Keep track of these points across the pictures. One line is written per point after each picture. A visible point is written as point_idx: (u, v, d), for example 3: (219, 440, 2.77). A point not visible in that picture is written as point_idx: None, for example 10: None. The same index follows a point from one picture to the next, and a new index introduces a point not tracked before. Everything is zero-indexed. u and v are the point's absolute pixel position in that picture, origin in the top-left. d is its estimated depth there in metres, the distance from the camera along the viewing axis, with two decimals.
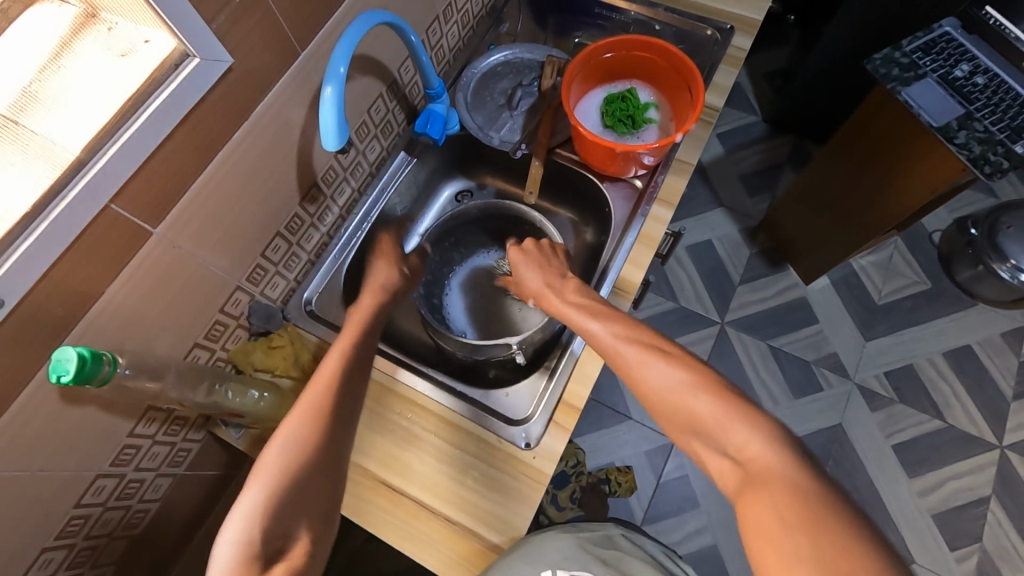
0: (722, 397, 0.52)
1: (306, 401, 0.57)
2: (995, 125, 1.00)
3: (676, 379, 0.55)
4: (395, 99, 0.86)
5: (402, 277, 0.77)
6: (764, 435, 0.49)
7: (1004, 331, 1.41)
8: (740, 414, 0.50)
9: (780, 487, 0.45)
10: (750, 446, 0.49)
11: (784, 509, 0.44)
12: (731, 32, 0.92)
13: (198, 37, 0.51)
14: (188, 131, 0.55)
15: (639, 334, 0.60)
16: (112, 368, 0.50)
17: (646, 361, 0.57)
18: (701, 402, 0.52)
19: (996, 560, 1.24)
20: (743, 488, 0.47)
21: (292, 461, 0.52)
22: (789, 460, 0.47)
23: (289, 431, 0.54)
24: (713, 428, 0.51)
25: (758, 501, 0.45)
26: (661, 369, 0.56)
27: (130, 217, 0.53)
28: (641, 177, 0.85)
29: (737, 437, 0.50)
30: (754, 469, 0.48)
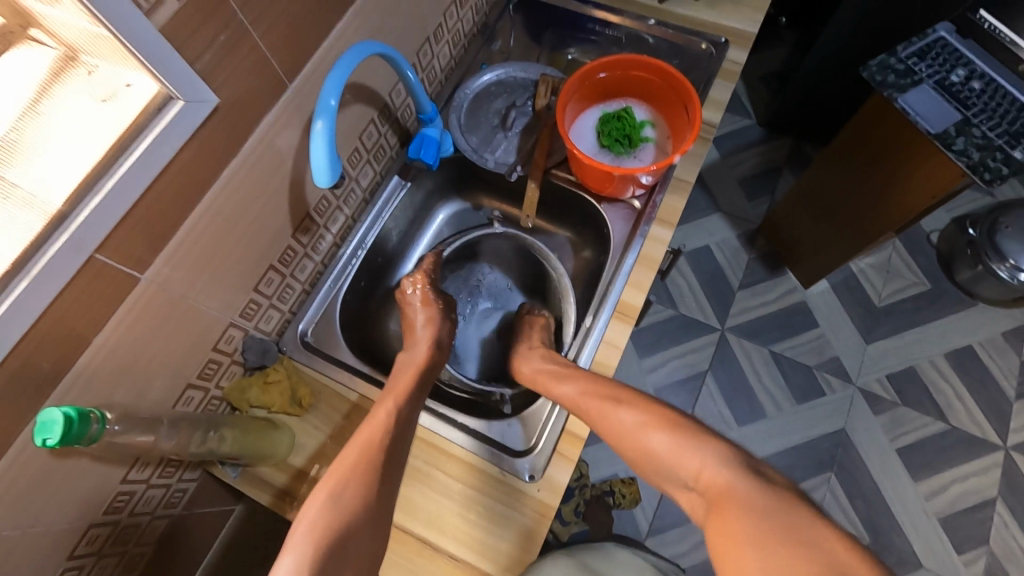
0: (677, 431, 0.57)
1: (343, 461, 0.57)
2: (994, 131, 0.98)
3: (636, 423, 0.60)
4: (387, 123, 0.84)
5: (452, 328, 0.78)
6: (718, 458, 0.52)
7: (1005, 330, 1.41)
8: (691, 442, 0.55)
9: (735, 503, 0.47)
10: (707, 470, 0.52)
11: (749, 522, 0.45)
12: (726, 45, 0.91)
13: (182, 79, 0.49)
14: (173, 175, 0.53)
15: (606, 388, 0.66)
16: (101, 426, 0.48)
17: (616, 411, 0.63)
18: (663, 437, 0.57)
19: (1004, 563, 1.23)
20: (709, 515, 0.49)
21: (337, 516, 0.52)
22: (740, 474, 0.50)
23: (332, 485, 0.55)
24: (674, 460, 0.55)
25: (721, 524, 0.47)
26: (626, 414, 0.62)
27: (117, 265, 0.51)
28: (639, 197, 0.84)
29: (695, 463, 0.53)
30: (714, 493, 0.50)
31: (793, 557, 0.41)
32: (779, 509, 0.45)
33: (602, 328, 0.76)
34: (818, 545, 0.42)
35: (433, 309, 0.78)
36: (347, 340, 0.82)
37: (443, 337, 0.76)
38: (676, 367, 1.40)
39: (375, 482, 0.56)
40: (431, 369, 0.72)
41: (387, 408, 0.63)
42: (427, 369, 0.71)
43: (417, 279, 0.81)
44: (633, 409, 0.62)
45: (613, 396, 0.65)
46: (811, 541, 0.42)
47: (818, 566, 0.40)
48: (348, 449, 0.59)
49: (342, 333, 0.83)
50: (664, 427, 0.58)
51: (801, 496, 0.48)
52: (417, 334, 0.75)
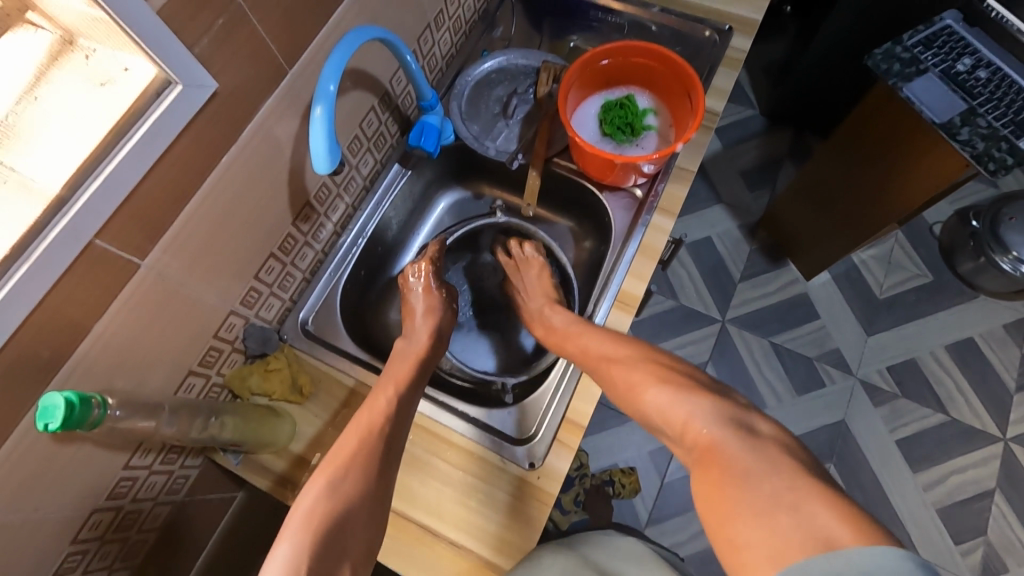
0: (673, 387, 0.58)
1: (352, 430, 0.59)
2: (998, 120, 0.98)
3: (634, 380, 0.62)
4: (387, 110, 0.84)
5: (453, 318, 0.78)
6: (707, 414, 0.54)
7: (1006, 323, 1.40)
8: (687, 399, 0.56)
9: (722, 460, 0.49)
10: (695, 423, 0.54)
11: (737, 484, 0.47)
12: (729, 33, 0.90)
13: (180, 64, 0.49)
14: (172, 161, 0.53)
15: (607, 346, 0.67)
16: (102, 411, 0.49)
17: (614, 366, 0.65)
18: (656, 393, 0.59)
19: (1001, 553, 1.24)
20: (696, 467, 0.51)
21: (335, 503, 0.52)
22: (731, 432, 0.51)
23: (330, 472, 0.55)
24: (665, 414, 0.57)
25: (708, 477, 0.49)
26: (625, 370, 0.63)
27: (116, 251, 0.51)
28: (641, 186, 0.83)
29: (684, 416, 0.55)
30: (704, 448, 0.51)
31: (778, 521, 0.43)
32: (766, 471, 0.46)
33: (603, 318, 0.76)
34: (802, 508, 0.43)
35: (433, 296, 0.78)
36: (348, 329, 0.82)
37: (444, 326, 0.76)
38: None
39: (372, 472, 0.56)
40: (429, 360, 0.71)
41: (389, 394, 0.63)
42: (426, 360, 0.70)
43: (421, 265, 0.80)
44: (629, 365, 0.64)
45: (613, 352, 0.66)
46: (798, 507, 0.43)
47: (801, 532, 0.41)
48: (347, 436, 0.59)
49: (342, 322, 0.83)
50: (657, 384, 0.60)
51: (798, 464, 0.48)
52: (416, 320, 0.75)
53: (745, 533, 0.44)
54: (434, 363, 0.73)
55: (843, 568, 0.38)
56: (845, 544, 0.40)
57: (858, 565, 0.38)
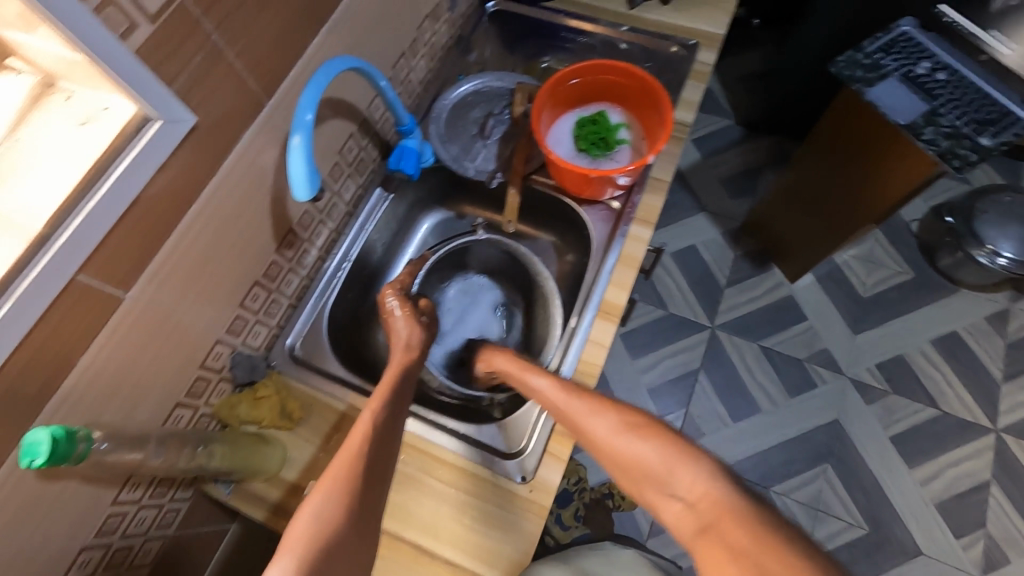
0: (664, 439, 0.54)
1: (327, 475, 0.55)
2: (960, 119, 1.01)
3: (619, 426, 0.57)
4: (367, 136, 0.86)
5: (422, 326, 0.78)
6: (709, 471, 0.49)
7: (989, 314, 1.43)
8: (682, 453, 0.52)
9: (732, 524, 0.44)
10: (698, 482, 0.49)
11: (745, 541, 0.43)
12: (695, 47, 0.93)
13: (159, 101, 0.51)
14: (154, 194, 0.54)
15: (589, 394, 0.63)
16: (88, 445, 0.49)
17: (595, 411, 0.60)
18: (652, 446, 0.53)
19: (1002, 545, 1.24)
20: (702, 531, 0.46)
21: (323, 528, 0.50)
22: (736, 490, 0.47)
23: (315, 498, 0.53)
24: (661, 470, 0.51)
25: (717, 544, 0.44)
26: (609, 415, 0.59)
27: (99, 284, 0.52)
28: (618, 198, 0.85)
29: (684, 476, 0.50)
30: (707, 508, 0.47)
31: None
32: (776, 529, 0.43)
33: (587, 328, 0.77)
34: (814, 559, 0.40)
35: (411, 310, 0.78)
36: (336, 352, 0.83)
37: (412, 338, 0.75)
38: (669, 366, 1.41)
39: (354, 492, 0.54)
40: (408, 373, 0.71)
41: (369, 414, 0.62)
42: (404, 375, 0.69)
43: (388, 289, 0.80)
44: (617, 413, 0.59)
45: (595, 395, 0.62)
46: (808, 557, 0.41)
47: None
48: (332, 460, 0.57)
49: (330, 346, 0.83)
50: (653, 435, 0.55)
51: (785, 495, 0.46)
52: (399, 337, 0.75)
53: None
54: (416, 376, 0.73)
55: None
56: None
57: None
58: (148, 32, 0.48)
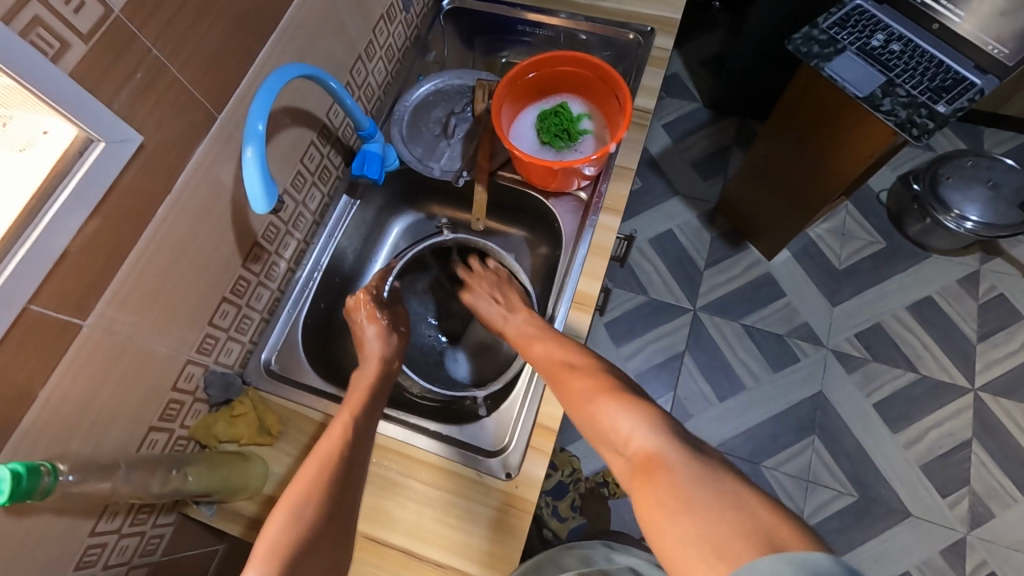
0: (619, 396, 0.59)
1: (303, 475, 0.57)
2: (916, 88, 1.02)
3: (582, 381, 0.63)
4: (328, 143, 0.85)
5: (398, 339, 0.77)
6: (651, 426, 0.54)
7: (960, 277, 1.46)
8: (632, 408, 0.57)
9: (665, 473, 0.48)
10: (639, 438, 0.53)
11: (675, 487, 0.47)
12: (652, 33, 0.94)
13: (100, 121, 0.50)
14: (105, 217, 0.53)
15: (564, 353, 0.68)
16: (53, 478, 0.48)
17: (564, 366, 0.66)
18: (611, 408, 0.58)
19: (986, 500, 1.27)
20: (637, 474, 0.51)
21: (298, 532, 0.52)
22: (672, 445, 0.51)
23: (291, 503, 0.55)
24: (614, 429, 0.56)
25: (649, 488, 0.48)
26: (576, 371, 0.65)
27: (54, 313, 0.51)
28: (585, 189, 0.86)
29: (628, 432, 0.54)
30: (642, 458, 0.52)
31: (720, 521, 0.43)
32: (706, 477, 0.47)
33: (562, 320, 0.78)
34: (743, 508, 0.43)
35: (381, 321, 0.77)
36: (312, 364, 0.82)
37: (382, 348, 0.74)
38: (654, 351, 1.42)
39: (328, 496, 0.56)
40: (386, 381, 0.71)
41: (346, 419, 0.63)
42: (381, 378, 0.71)
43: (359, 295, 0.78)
44: (588, 377, 0.63)
45: (567, 353, 0.68)
46: (740, 505, 0.43)
47: (741, 525, 0.42)
48: (310, 459, 0.58)
49: (306, 358, 0.82)
50: (614, 398, 0.59)
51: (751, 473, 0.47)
52: (373, 348, 0.75)
53: (681, 528, 0.44)
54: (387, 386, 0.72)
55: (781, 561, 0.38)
56: (788, 546, 0.39)
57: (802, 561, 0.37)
58: (82, 52, 0.47)
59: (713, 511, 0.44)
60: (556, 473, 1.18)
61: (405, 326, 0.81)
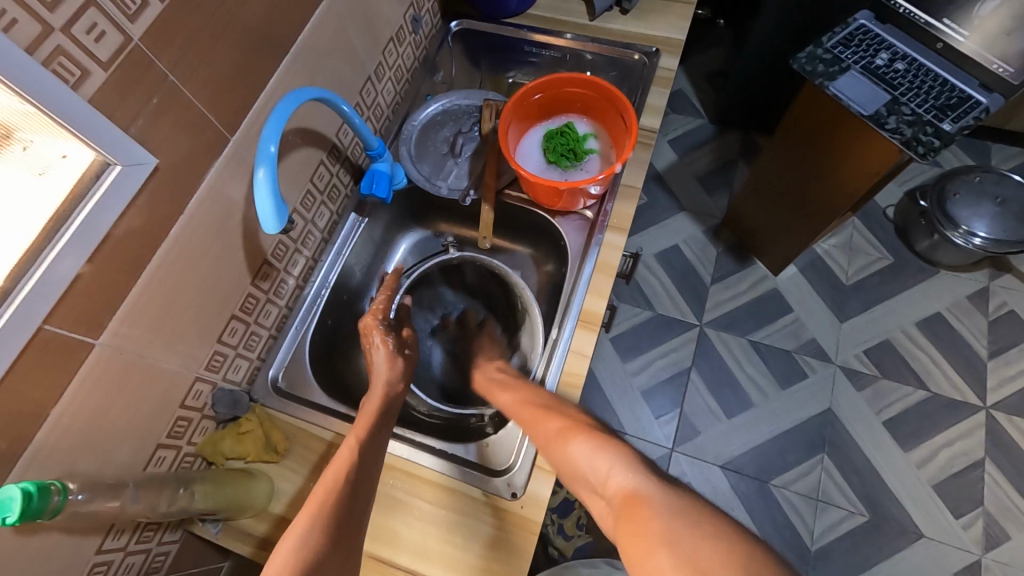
0: (594, 439, 0.58)
1: (313, 498, 0.57)
2: (921, 106, 1.02)
3: (557, 429, 0.62)
4: (338, 162, 0.86)
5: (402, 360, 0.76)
6: (626, 464, 0.53)
7: (970, 293, 1.45)
8: (608, 450, 0.56)
9: (641, 510, 0.47)
10: (615, 476, 0.52)
11: (654, 520, 0.46)
12: (657, 54, 0.95)
13: (117, 146, 0.51)
14: (119, 238, 0.54)
15: (538, 402, 0.68)
16: (62, 497, 0.49)
17: (538, 416, 0.66)
18: (585, 448, 0.57)
19: (1001, 522, 1.25)
20: (618, 516, 0.49)
21: (306, 557, 0.51)
22: (649, 481, 0.50)
23: (300, 528, 0.54)
24: (588, 470, 0.56)
25: (630, 529, 0.47)
26: (549, 421, 0.64)
27: (68, 332, 0.51)
28: (591, 207, 0.86)
29: (604, 471, 0.54)
30: (620, 497, 0.50)
31: (699, 550, 0.42)
32: (681, 509, 0.46)
33: (568, 338, 0.78)
34: (719, 535, 0.43)
35: (391, 344, 0.77)
36: (319, 380, 0.82)
37: (388, 371, 0.74)
38: (661, 367, 1.42)
39: (336, 516, 0.55)
40: (392, 404, 0.71)
41: (352, 442, 0.63)
42: (388, 403, 0.70)
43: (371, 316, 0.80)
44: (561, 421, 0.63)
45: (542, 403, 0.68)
46: (718, 533, 0.43)
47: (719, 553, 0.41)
48: (315, 486, 0.58)
49: (313, 374, 0.83)
50: (586, 438, 0.59)
51: None
52: (380, 373, 0.73)
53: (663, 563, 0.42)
54: (397, 406, 0.72)
55: None
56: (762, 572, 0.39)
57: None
58: (101, 79, 0.49)
59: (692, 542, 0.43)
60: (563, 489, 1.14)
61: (412, 348, 0.81)
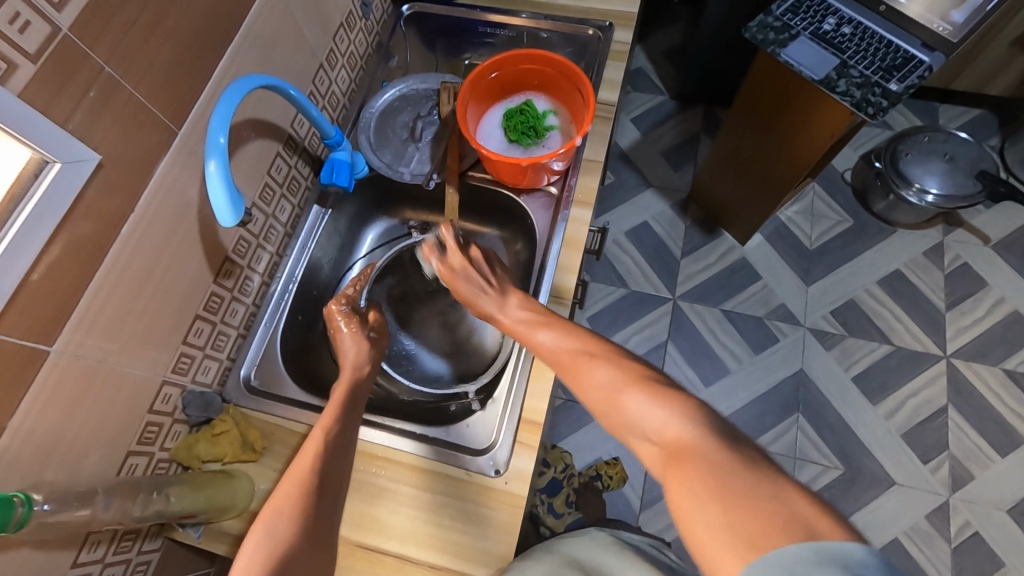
0: (647, 387, 0.52)
1: (282, 489, 0.57)
2: (870, 68, 1.05)
3: (608, 380, 0.55)
4: (296, 154, 0.85)
5: (371, 341, 0.76)
6: (685, 413, 0.47)
7: (926, 249, 1.50)
8: (662, 400, 0.50)
9: (705, 463, 0.43)
10: (671, 426, 0.47)
11: (706, 478, 0.42)
12: (611, 28, 0.95)
13: (54, 143, 0.49)
14: (67, 240, 0.52)
15: (590, 346, 0.60)
16: (27, 508, 0.47)
17: (585, 365, 0.58)
18: (632, 394, 0.52)
19: (965, 464, 1.31)
20: (667, 467, 0.45)
21: (276, 549, 0.52)
22: (708, 433, 0.45)
23: (269, 520, 0.54)
24: (639, 418, 0.50)
25: (681, 478, 0.43)
26: (597, 371, 0.56)
27: (19, 340, 0.50)
28: (555, 184, 0.86)
29: (659, 420, 0.48)
30: (675, 448, 0.46)
31: (759, 516, 0.38)
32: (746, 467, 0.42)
33: None
34: (781, 498, 0.39)
35: (358, 325, 0.76)
36: (294, 376, 0.81)
37: (361, 353, 0.74)
38: (638, 342, 1.44)
39: (307, 507, 0.55)
40: (359, 389, 0.70)
41: (319, 431, 0.62)
42: (354, 391, 0.69)
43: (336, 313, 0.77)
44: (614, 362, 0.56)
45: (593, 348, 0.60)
46: (778, 496, 0.39)
47: (779, 520, 0.38)
48: (283, 479, 0.58)
49: (287, 370, 0.82)
50: (638, 383, 0.53)
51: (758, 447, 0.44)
52: (347, 356, 0.73)
53: (715, 526, 0.39)
54: (366, 389, 0.72)
55: (819, 557, 0.35)
56: (824, 533, 0.36)
57: (838, 553, 0.35)
58: (30, 72, 0.47)
59: (753, 509, 0.39)
60: (550, 470, 1.18)
61: (383, 329, 0.80)
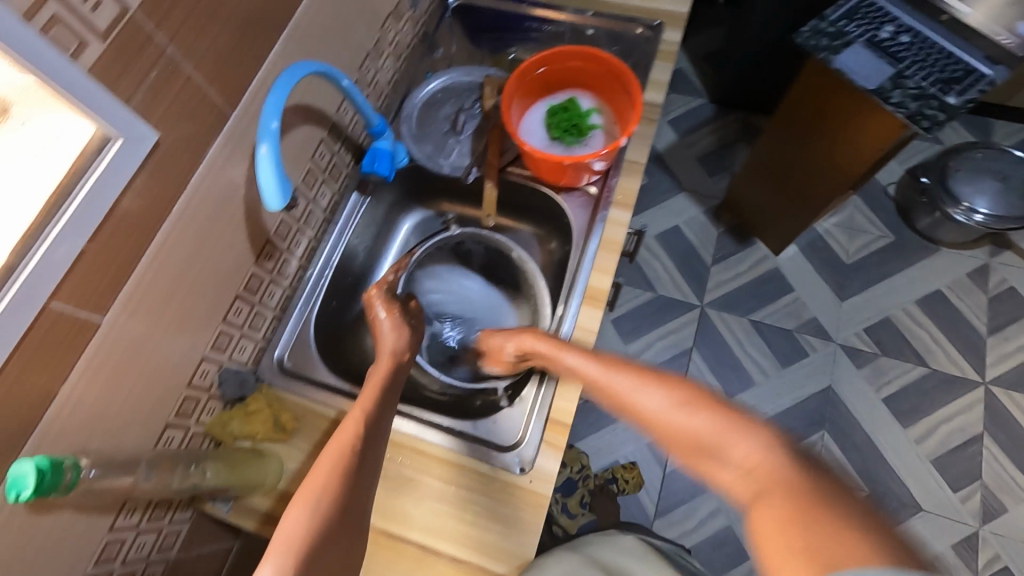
0: (720, 410, 0.46)
1: (322, 469, 0.56)
2: (927, 79, 1.00)
3: (667, 404, 0.49)
4: (338, 141, 0.85)
5: (412, 329, 0.77)
6: (769, 440, 0.42)
7: (969, 270, 1.45)
8: (740, 425, 0.44)
9: (792, 494, 0.38)
10: (753, 452, 0.42)
11: (797, 512, 0.36)
12: (660, 27, 0.93)
13: (118, 120, 0.51)
14: (123, 215, 0.54)
15: (638, 368, 0.56)
16: (75, 473, 0.49)
17: (637, 388, 0.53)
18: (702, 417, 0.46)
19: (998, 494, 1.26)
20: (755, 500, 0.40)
21: (315, 528, 0.52)
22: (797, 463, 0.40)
23: (309, 498, 0.54)
24: (714, 443, 0.44)
25: (770, 515, 0.38)
26: (652, 395, 0.51)
27: (75, 311, 0.51)
28: (595, 184, 0.85)
29: (740, 446, 0.43)
30: (761, 480, 0.40)
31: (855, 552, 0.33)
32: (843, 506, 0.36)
33: (574, 314, 0.77)
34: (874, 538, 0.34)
35: (396, 312, 0.77)
36: (325, 360, 0.83)
37: (396, 344, 0.73)
38: (662, 347, 1.42)
39: (343, 486, 0.55)
40: (397, 375, 0.70)
41: (357, 414, 0.62)
42: (393, 376, 0.69)
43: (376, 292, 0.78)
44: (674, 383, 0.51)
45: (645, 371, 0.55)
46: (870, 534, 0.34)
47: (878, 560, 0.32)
48: (322, 457, 0.58)
49: (320, 355, 0.83)
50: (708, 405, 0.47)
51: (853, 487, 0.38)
52: (385, 343, 0.73)
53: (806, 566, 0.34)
54: (404, 377, 0.72)
55: None
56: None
57: None
58: (99, 49, 0.48)
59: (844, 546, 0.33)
60: (566, 469, 1.18)
61: (420, 317, 0.81)
